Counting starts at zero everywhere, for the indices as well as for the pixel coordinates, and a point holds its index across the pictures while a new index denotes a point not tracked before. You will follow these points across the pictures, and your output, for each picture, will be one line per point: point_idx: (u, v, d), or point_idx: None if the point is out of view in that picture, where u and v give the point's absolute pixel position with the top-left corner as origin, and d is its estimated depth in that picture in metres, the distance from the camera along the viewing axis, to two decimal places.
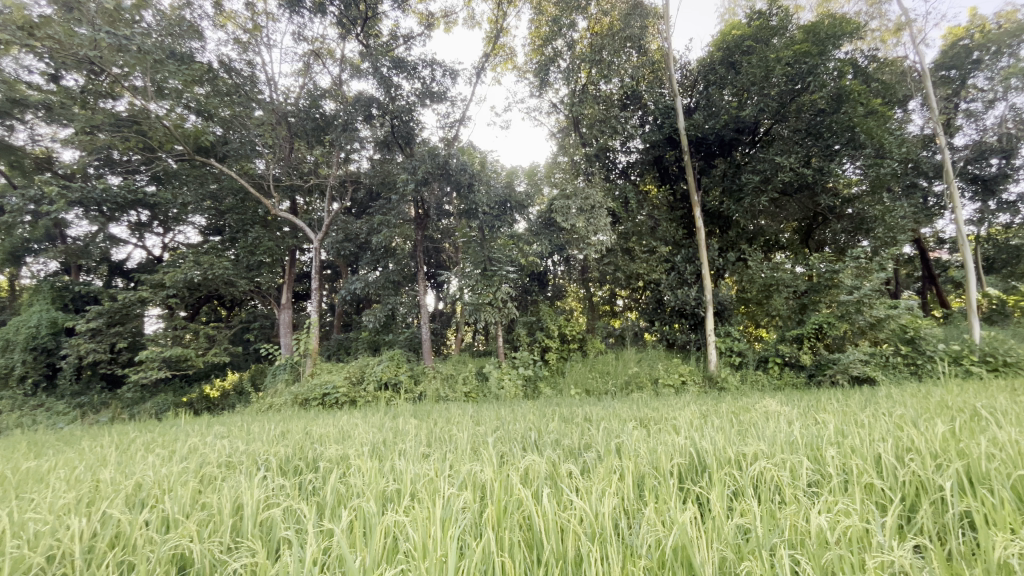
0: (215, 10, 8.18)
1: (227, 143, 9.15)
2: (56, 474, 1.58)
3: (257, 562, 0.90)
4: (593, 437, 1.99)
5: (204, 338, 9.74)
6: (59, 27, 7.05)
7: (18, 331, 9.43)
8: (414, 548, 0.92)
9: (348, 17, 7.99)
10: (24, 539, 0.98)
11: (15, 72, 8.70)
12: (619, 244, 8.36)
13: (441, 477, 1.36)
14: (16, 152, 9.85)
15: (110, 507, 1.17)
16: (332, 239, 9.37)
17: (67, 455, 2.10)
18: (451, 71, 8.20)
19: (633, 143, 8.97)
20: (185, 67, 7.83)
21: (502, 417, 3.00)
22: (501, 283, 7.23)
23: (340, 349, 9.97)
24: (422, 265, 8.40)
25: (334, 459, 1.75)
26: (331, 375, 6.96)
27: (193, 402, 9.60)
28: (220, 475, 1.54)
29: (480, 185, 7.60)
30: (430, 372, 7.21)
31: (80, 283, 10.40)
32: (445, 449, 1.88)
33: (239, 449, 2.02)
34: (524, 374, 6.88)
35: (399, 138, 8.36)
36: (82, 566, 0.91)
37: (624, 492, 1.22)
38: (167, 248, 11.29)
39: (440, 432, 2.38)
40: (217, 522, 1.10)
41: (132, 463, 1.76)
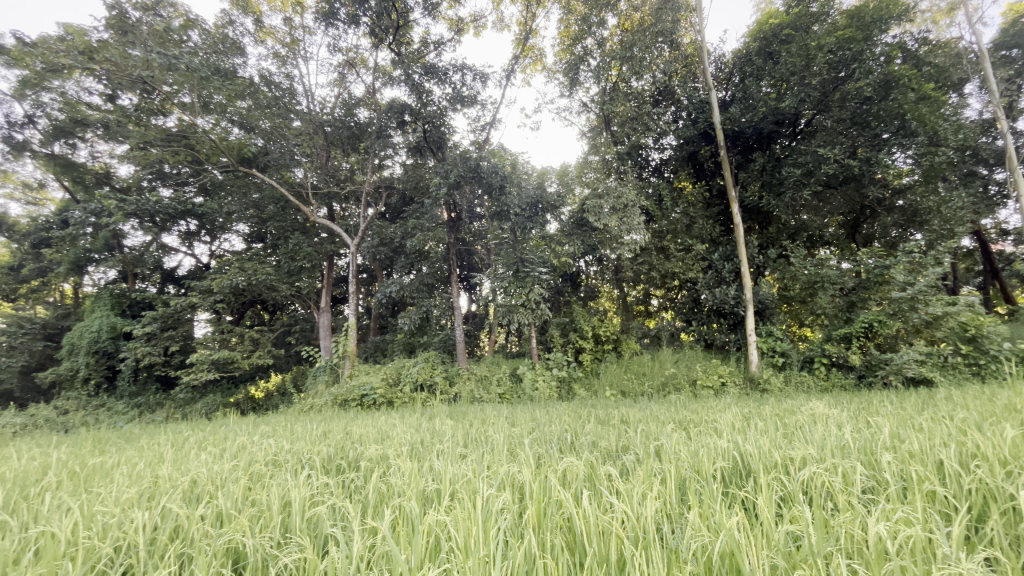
0: (255, 27, 8.55)
1: (268, 153, 9.48)
2: (120, 469, 1.68)
3: (306, 559, 0.92)
4: (630, 439, 1.96)
5: (249, 341, 10.15)
6: (116, 50, 7.52)
7: (82, 337, 10.09)
8: (457, 547, 0.93)
9: (381, 26, 8.17)
10: (94, 530, 1.04)
11: (77, 94, 9.34)
12: (653, 243, 8.23)
13: (479, 478, 1.37)
14: (79, 168, 10.57)
15: (169, 502, 1.23)
16: (368, 244, 9.60)
17: (129, 451, 2.24)
18: (482, 75, 8.27)
19: (666, 139, 8.81)
20: (229, 82, 8.21)
21: (537, 419, 3.00)
22: (534, 284, 7.24)
23: (377, 351, 10.21)
24: (455, 267, 8.50)
25: (375, 459, 1.79)
26: (369, 376, 7.13)
27: (239, 402, 10.03)
28: (268, 472, 1.60)
29: (511, 187, 7.66)
30: (465, 373, 7.30)
31: (136, 290, 11.02)
32: (482, 449, 1.90)
33: (284, 448, 2.09)
34: (558, 375, 6.86)
35: (432, 143, 8.45)
36: (145, 557, 0.96)
37: (666, 497, 1.20)
38: (214, 255, 11.85)
39: (477, 433, 2.40)
40: (267, 518, 1.14)
41: (186, 460, 1.85)
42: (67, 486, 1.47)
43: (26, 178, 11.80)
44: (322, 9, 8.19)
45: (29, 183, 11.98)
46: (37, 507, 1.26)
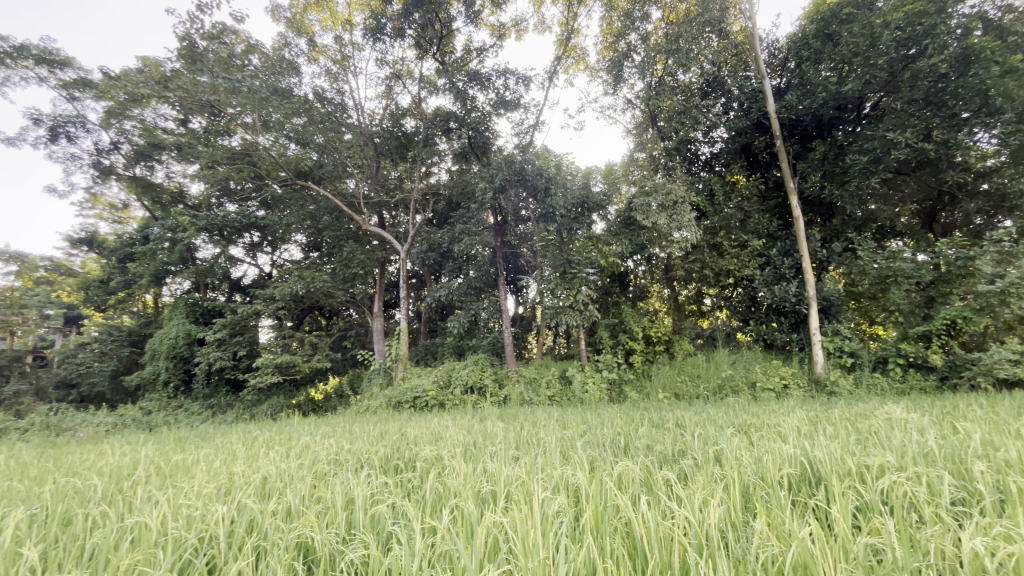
0: (310, 46, 9.00)
1: (322, 166, 9.93)
2: (199, 466, 1.80)
3: (371, 555, 0.96)
4: (688, 443, 1.90)
5: (309, 346, 10.65)
6: (187, 78, 8.21)
7: (161, 343, 10.97)
8: (515, 548, 0.94)
9: (425, 37, 8.39)
10: (181, 522, 1.13)
11: (154, 120, 10.20)
12: (705, 240, 7.93)
13: (534, 480, 1.37)
14: (156, 188, 11.52)
15: (244, 497, 1.31)
16: (417, 249, 9.84)
17: (208, 448, 2.42)
18: (524, 78, 8.31)
19: (717, 132, 8.50)
20: (286, 101, 8.69)
21: (588, 422, 2.96)
22: (581, 285, 7.19)
23: (427, 354, 10.44)
24: (502, 271, 8.57)
25: (430, 459, 1.84)
26: (420, 379, 7.30)
27: (301, 404, 10.58)
28: (330, 471, 1.67)
29: (557, 188, 7.65)
30: (514, 376, 7.33)
31: (207, 298, 11.86)
32: (534, 452, 1.90)
33: (344, 448, 2.18)
34: (608, 377, 6.77)
35: (477, 148, 8.55)
36: (225, 548, 1.02)
37: (730, 504, 1.15)
38: (276, 264, 12.57)
39: (529, 435, 2.39)
40: (333, 514, 1.19)
41: (257, 458, 1.97)
42: (156, 480, 1.60)
43: (112, 199, 13.08)
44: (370, 24, 8.50)
45: (114, 204, 13.30)
46: (131, 499, 1.38)
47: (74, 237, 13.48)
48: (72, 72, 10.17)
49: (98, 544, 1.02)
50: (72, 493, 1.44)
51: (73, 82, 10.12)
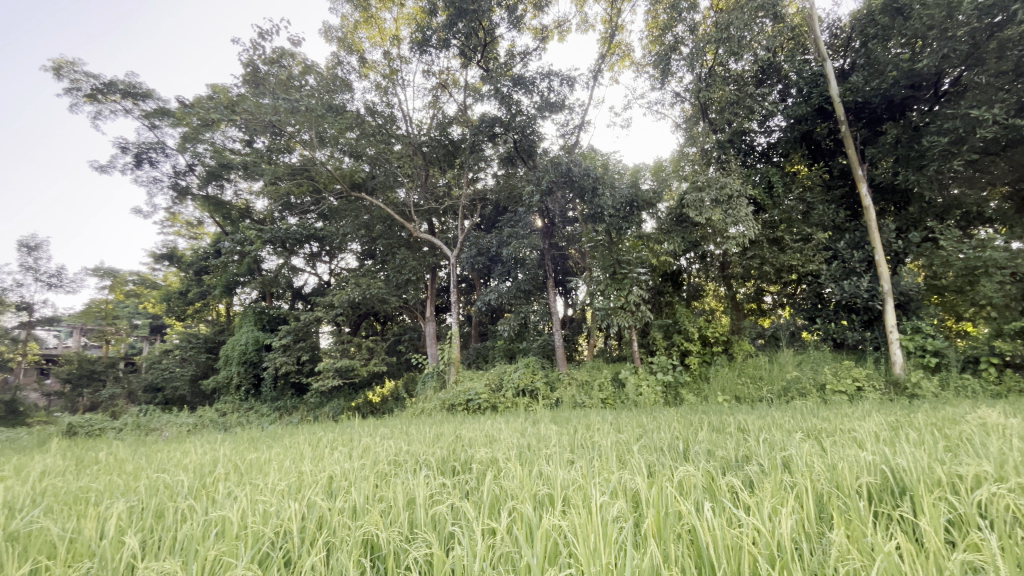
0: (360, 63, 9.40)
1: (374, 177, 10.34)
2: (270, 465, 1.92)
3: (433, 554, 0.98)
4: (752, 448, 1.81)
5: (366, 350, 11.06)
6: (252, 102, 8.78)
7: (233, 349, 11.78)
8: (577, 549, 0.94)
9: (469, 46, 8.55)
10: (258, 517, 1.20)
11: (223, 143, 11.01)
12: (764, 235, 7.50)
13: (591, 485, 1.35)
14: (226, 206, 12.44)
15: (312, 495, 1.38)
16: (467, 254, 10.00)
17: (278, 448, 2.57)
18: (569, 79, 8.27)
19: (773, 121, 8.09)
20: (340, 117, 9.11)
21: (644, 425, 2.89)
22: (632, 286, 7.05)
23: (479, 357, 10.57)
24: (551, 273, 8.54)
25: (486, 461, 1.86)
26: (473, 382, 7.41)
27: (360, 407, 11.01)
28: (391, 471, 1.72)
29: (605, 188, 7.54)
30: (566, 379, 7.29)
31: (272, 307, 12.60)
32: (589, 455, 1.88)
33: (403, 449, 2.25)
34: (664, 380, 6.59)
35: (522, 152, 8.60)
36: (298, 544, 1.08)
37: (802, 514, 1.08)
38: (334, 273, 13.18)
39: (583, 439, 2.36)
40: (396, 513, 1.23)
41: (324, 458, 2.07)
42: (234, 477, 1.72)
43: (188, 217, 14.24)
44: (416, 38, 8.75)
45: (190, 221, 14.46)
46: (214, 494, 1.48)
47: (157, 253, 14.78)
48: (153, 102, 11.16)
49: (187, 536, 1.11)
50: (163, 488, 1.57)
51: (153, 112, 11.11)
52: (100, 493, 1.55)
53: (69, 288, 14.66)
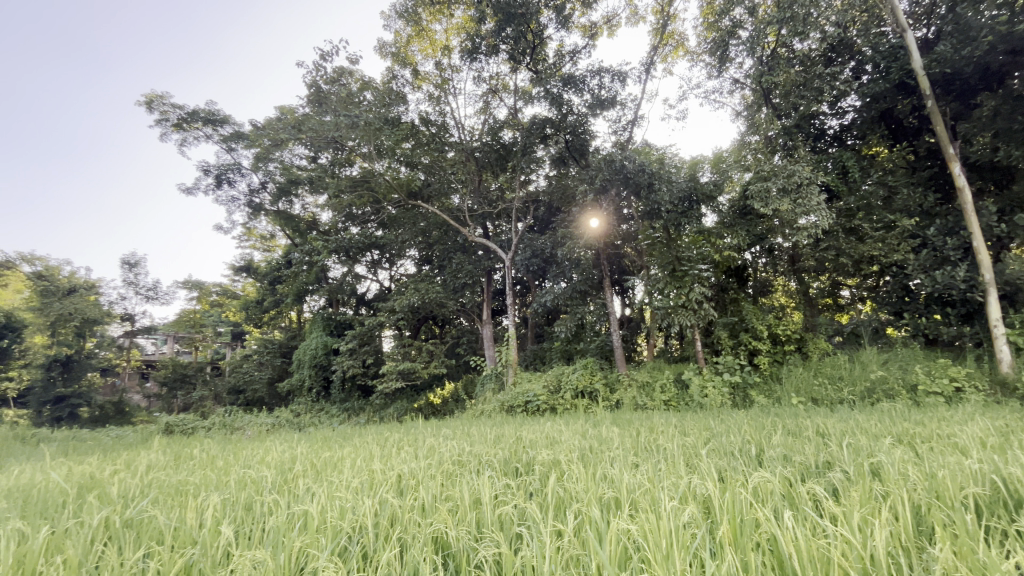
0: (414, 76, 9.73)
1: (429, 185, 10.68)
2: (343, 463, 2.02)
3: (502, 554, 0.99)
4: (835, 453, 1.69)
5: (427, 353, 11.38)
6: (316, 120, 9.29)
7: (305, 354, 12.53)
8: (648, 553, 0.92)
9: (519, 50, 8.60)
10: (335, 512, 1.27)
11: (291, 160, 11.76)
12: (839, 224, 6.98)
13: (658, 489, 1.32)
14: (295, 219, 13.29)
15: (384, 493, 1.45)
16: (521, 256, 10.07)
17: (348, 447, 2.71)
18: (620, 74, 8.13)
19: (845, 101, 7.52)
20: (396, 129, 9.46)
21: (711, 428, 2.76)
22: (694, 283, 6.77)
23: (536, 358, 10.59)
24: (607, 273, 8.40)
25: (548, 463, 1.85)
26: (531, 384, 7.43)
27: (422, 407, 11.34)
28: (456, 472, 1.77)
29: (662, 183, 7.35)
30: (626, 380, 7.14)
31: (339, 313, 13.30)
32: (655, 459, 1.83)
33: (467, 449, 2.30)
34: (731, 381, 6.30)
35: (574, 151, 8.56)
36: (373, 538, 1.13)
37: (896, 525, 1.00)
38: (394, 279, 13.71)
39: (646, 441, 2.30)
40: (464, 512, 1.26)
41: (392, 457, 2.15)
42: (311, 474, 1.83)
43: (262, 231, 15.35)
44: (466, 46, 8.93)
45: (264, 235, 15.58)
46: (294, 490, 1.59)
47: (236, 265, 16.04)
48: (230, 127, 12.14)
49: (276, 526, 1.19)
50: (250, 482, 1.70)
51: (231, 136, 12.10)
52: (197, 487, 1.70)
53: (163, 299, 16.22)
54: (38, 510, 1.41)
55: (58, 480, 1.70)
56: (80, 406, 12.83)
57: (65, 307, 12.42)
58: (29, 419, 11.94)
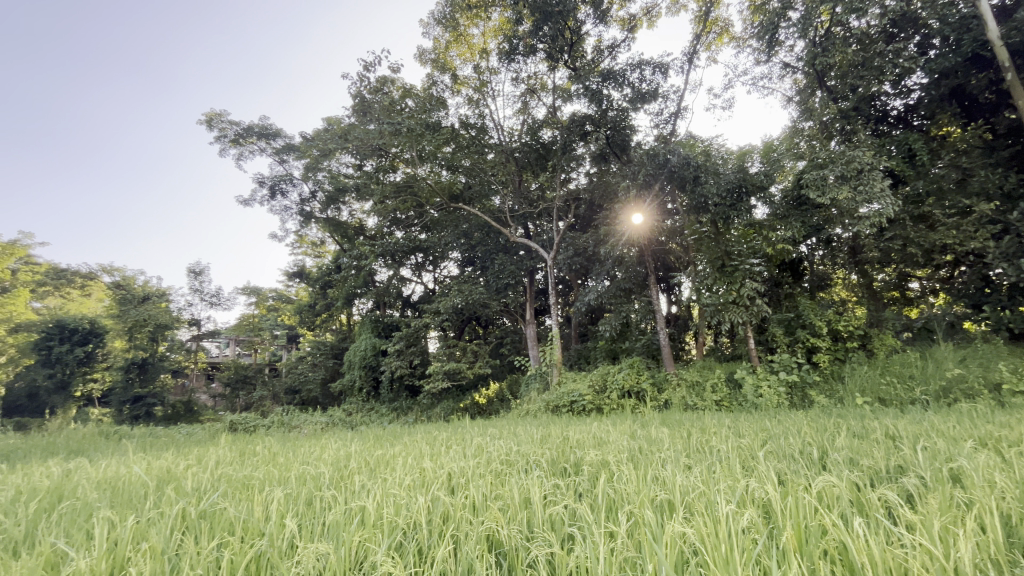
0: (453, 81, 9.88)
1: (470, 187, 10.82)
2: (395, 461, 2.08)
3: (556, 554, 0.99)
4: (908, 457, 1.57)
5: (471, 353, 11.52)
6: (361, 129, 9.50)
7: (355, 355, 12.98)
8: (705, 556, 0.90)
9: (556, 48, 8.56)
10: (389, 508, 1.30)
11: (338, 169, 12.22)
12: (905, 211, 6.54)
13: (714, 492, 1.28)
14: (343, 226, 13.81)
15: (436, 490, 1.48)
16: (563, 255, 10.02)
17: (400, 446, 2.79)
18: (661, 66, 7.93)
19: (910, 80, 7.02)
20: (436, 133, 9.58)
21: (768, 430, 2.65)
22: (745, 278, 6.51)
23: (580, 358, 10.49)
24: (652, 270, 8.17)
25: (596, 464, 1.83)
26: (576, 384, 7.38)
27: (468, 407, 11.48)
28: (505, 471, 1.78)
29: (708, 175, 7.08)
30: (674, 380, 6.95)
31: (386, 316, 13.70)
32: (709, 460, 1.77)
33: (514, 449, 2.31)
34: (788, 380, 5.98)
35: (615, 147, 8.41)
36: (427, 535, 1.15)
37: (984, 535, 0.92)
38: (438, 281, 13.99)
39: (699, 443, 2.23)
40: (514, 511, 1.27)
41: (441, 455, 2.19)
42: (365, 471, 1.89)
43: (313, 238, 16.06)
44: (504, 48, 8.96)
45: (315, 241, 16.29)
46: (350, 486, 1.65)
47: (290, 272, 16.84)
48: (281, 140, 12.78)
49: (334, 520, 1.24)
50: (309, 478, 1.78)
51: (283, 148, 12.74)
52: (262, 481, 1.80)
53: (225, 305, 17.28)
54: (123, 501, 1.53)
55: (139, 474, 1.85)
56: (154, 406, 13.81)
57: (140, 313, 13.63)
58: (112, 417, 13.02)
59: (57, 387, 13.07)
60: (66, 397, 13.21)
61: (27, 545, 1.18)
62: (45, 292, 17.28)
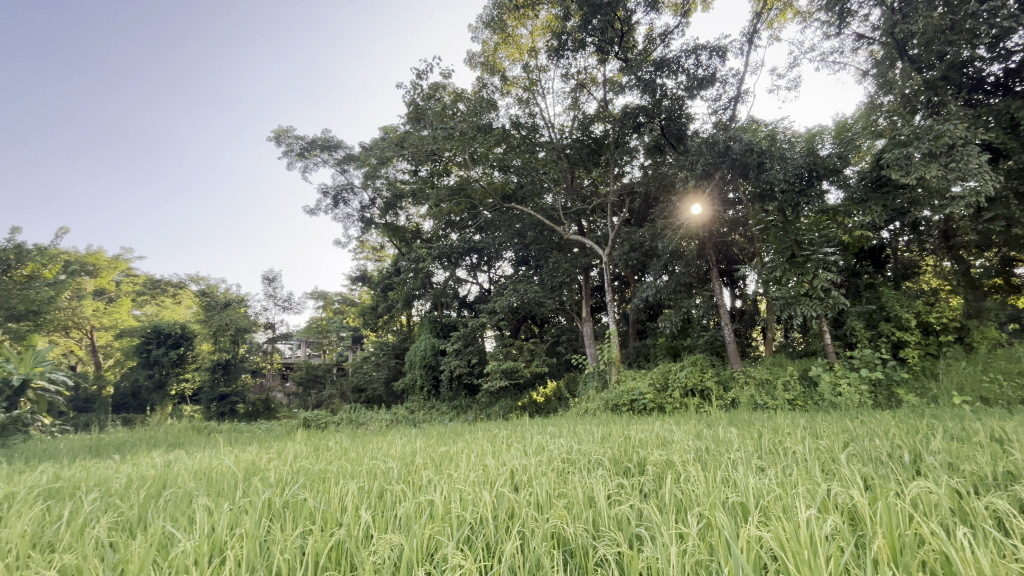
0: (503, 82, 9.96)
1: (522, 186, 10.85)
2: (459, 458, 2.13)
3: (626, 554, 0.97)
4: (1020, 464, 1.41)
5: (527, 352, 11.57)
6: (416, 136, 9.69)
7: (416, 355, 13.39)
8: (788, 562, 0.85)
9: (606, 40, 8.39)
10: (455, 504, 1.33)
11: (395, 176, 12.67)
12: (1007, 188, 5.84)
13: (792, 496, 1.20)
14: (401, 230, 14.31)
15: (499, 487, 1.50)
16: (619, 251, 9.82)
17: (461, 443, 2.85)
18: (719, 49, 7.58)
19: (1009, 42, 6.12)
20: (488, 135, 9.61)
21: (849, 431, 2.46)
22: (819, 269, 6.10)
23: (640, 355, 10.24)
24: (714, 263, 7.81)
25: (661, 464, 1.78)
26: (636, 382, 7.21)
27: (526, 406, 11.55)
28: (568, 469, 1.78)
29: (773, 160, 6.64)
30: (741, 378, 6.63)
31: (444, 316, 14.04)
32: (784, 462, 1.68)
33: (575, 447, 2.30)
34: (870, 378, 5.49)
35: (670, 137, 8.19)
36: (494, 530, 1.17)
37: None
38: (493, 280, 14.18)
39: (771, 444, 2.11)
40: (580, 508, 1.26)
41: (503, 452, 2.22)
42: (432, 466, 1.96)
43: (373, 243, 16.77)
44: (552, 45, 8.91)
45: (375, 246, 17.00)
46: (418, 481, 1.71)
47: (353, 276, 17.67)
48: (342, 151, 13.43)
49: (406, 512, 1.30)
50: (380, 473, 1.87)
51: (344, 159, 13.39)
52: (336, 475, 1.91)
53: (296, 309, 18.42)
54: (217, 489, 1.68)
55: (229, 466, 2.01)
56: (237, 403, 14.91)
57: (223, 318, 14.70)
58: (202, 413, 14.30)
59: (155, 386, 14.67)
60: (163, 395, 14.79)
61: (142, 527, 1.32)
62: (144, 300, 19.20)
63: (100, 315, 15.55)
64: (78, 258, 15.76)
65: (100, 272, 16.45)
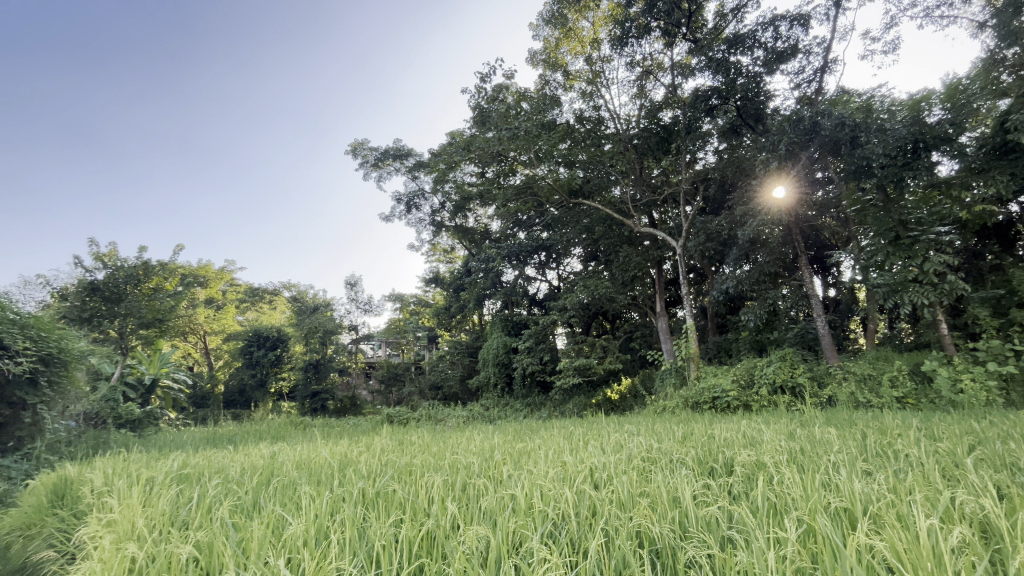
0: (565, 77, 9.87)
1: (590, 181, 10.57)
2: (536, 455, 2.15)
3: (720, 557, 0.93)
4: None
5: (600, 349, 11.37)
6: (481, 139, 9.79)
7: (489, 353, 13.64)
8: (906, 571, 0.78)
9: (673, 22, 8.05)
10: (534, 499, 1.34)
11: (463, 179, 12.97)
12: None
13: (914, 503, 1.08)
14: (471, 232, 14.66)
15: (579, 484, 1.50)
16: (694, 241, 9.36)
17: (539, 439, 2.88)
18: (801, 18, 6.99)
19: None
20: (552, 132, 9.53)
21: (976, 432, 2.19)
22: (929, 250, 5.46)
23: (721, 351, 9.73)
24: (803, 250, 7.23)
25: (751, 464, 1.68)
26: (718, 378, 6.85)
27: (601, 403, 11.38)
28: (649, 467, 1.73)
29: (871, 133, 5.99)
30: (839, 374, 6.08)
31: (515, 314, 14.20)
32: (895, 466, 1.52)
33: (656, 445, 2.24)
34: (999, 373, 4.82)
35: (748, 118, 7.71)
36: (577, 527, 1.17)
37: None
38: (562, 277, 14.14)
39: (879, 445, 1.93)
40: (664, 508, 1.23)
41: (581, 450, 2.21)
42: (510, 462, 2.00)
43: (444, 245, 17.34)
44: (615, 34, 8.64)
45: (446, 248, 17.57)
46: (499, 476, 1.75)
47: (427, 278, 18.35)
48: (412, 158, 13.99)
49: (489, 505, 1.34)
50: (461, 467, 1.93)
51: (414, 166, 13.95)
52: (421, 467, 2.00)
53: (376, 311, 19.49)
54: (316, 479, 1.83)
55: (326, 457, 2.18)
56: (328, 400, 16.06)
57: (313, 321, 15.90)
58: (298, 409, 15.58)
59: (258, 384, 16.20)
60: (264, 392, 16.30)
61: (257, 511, 1.47)
62: (246, 307, 21.23)
63: (212, 320, 17.26)
64: (191, 272, 17.76)
65: (209, 283, 18.44)
